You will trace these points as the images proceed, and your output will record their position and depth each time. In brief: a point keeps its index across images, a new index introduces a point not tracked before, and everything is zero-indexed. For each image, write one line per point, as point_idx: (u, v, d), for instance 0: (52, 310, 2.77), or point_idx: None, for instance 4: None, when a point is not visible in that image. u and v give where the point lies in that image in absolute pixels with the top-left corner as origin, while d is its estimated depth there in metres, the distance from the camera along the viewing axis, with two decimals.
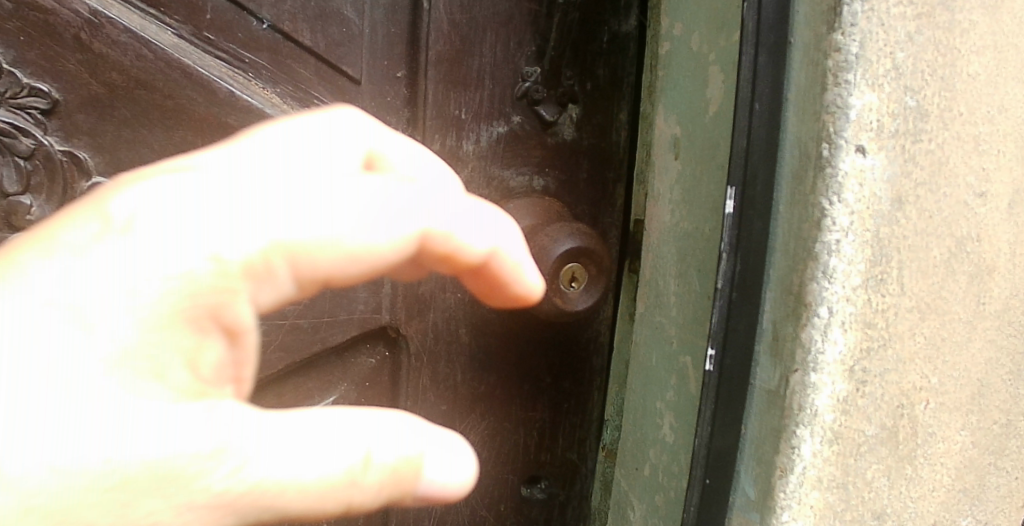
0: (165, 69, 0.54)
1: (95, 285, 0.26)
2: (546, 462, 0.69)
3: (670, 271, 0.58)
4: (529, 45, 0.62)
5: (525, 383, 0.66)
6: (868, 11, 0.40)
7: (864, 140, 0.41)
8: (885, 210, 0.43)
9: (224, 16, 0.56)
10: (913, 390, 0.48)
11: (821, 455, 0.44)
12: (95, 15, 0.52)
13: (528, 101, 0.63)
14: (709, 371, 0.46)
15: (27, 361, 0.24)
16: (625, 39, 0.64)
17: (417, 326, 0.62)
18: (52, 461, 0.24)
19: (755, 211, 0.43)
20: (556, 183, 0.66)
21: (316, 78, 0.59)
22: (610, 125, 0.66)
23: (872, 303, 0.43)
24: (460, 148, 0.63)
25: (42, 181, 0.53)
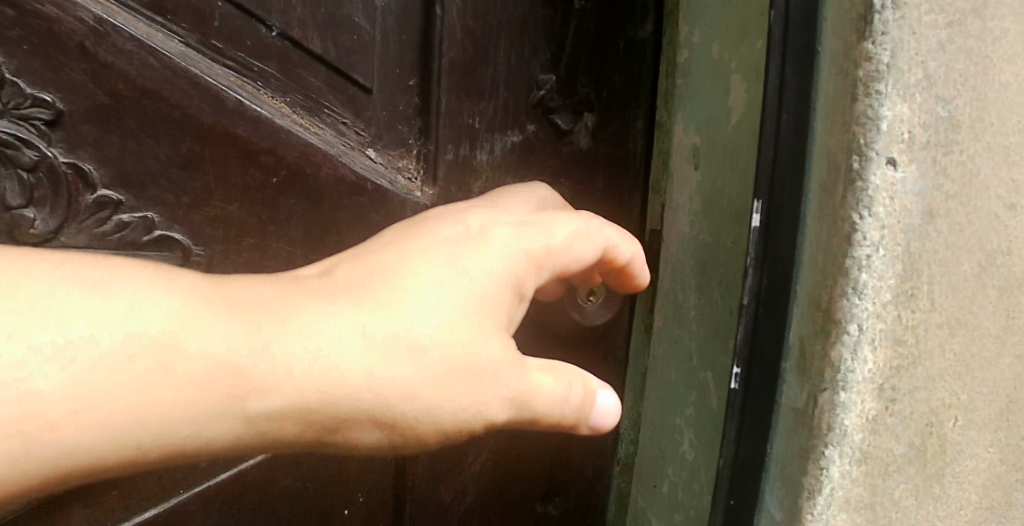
0: (171, 78, 0.53)
1: (447, 269, 0.41)
2: (561, 477, 0.68)
3: (689, 284, 0.58)
4: (543, 53, 0.62)
5: None
6: (899, 19, 0.40)
7: (894, 152, 0.40)
8: (915, 224, 0.42)
9: (233, 24, 0.55)
10: (943, 407, 0.46)
11: (849, 476, 0.44)
12: (100, 23, 0.51)
13: (543, 110, 0.64)
14: (734, 388, 0.47)
15: (405, 312, 0.38)
16: (642, 44, 0.64)
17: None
18: (410, 366, 0.38)
19: (782, 224, 0.44)
20: (572, 192, 0.65)
21: (327, 86, 0.59)
22: (626, 133, 0.65)
23: (901, 320, 0.43)
24: (474, 157, 0.63)
25: (45, 195, 0.51)
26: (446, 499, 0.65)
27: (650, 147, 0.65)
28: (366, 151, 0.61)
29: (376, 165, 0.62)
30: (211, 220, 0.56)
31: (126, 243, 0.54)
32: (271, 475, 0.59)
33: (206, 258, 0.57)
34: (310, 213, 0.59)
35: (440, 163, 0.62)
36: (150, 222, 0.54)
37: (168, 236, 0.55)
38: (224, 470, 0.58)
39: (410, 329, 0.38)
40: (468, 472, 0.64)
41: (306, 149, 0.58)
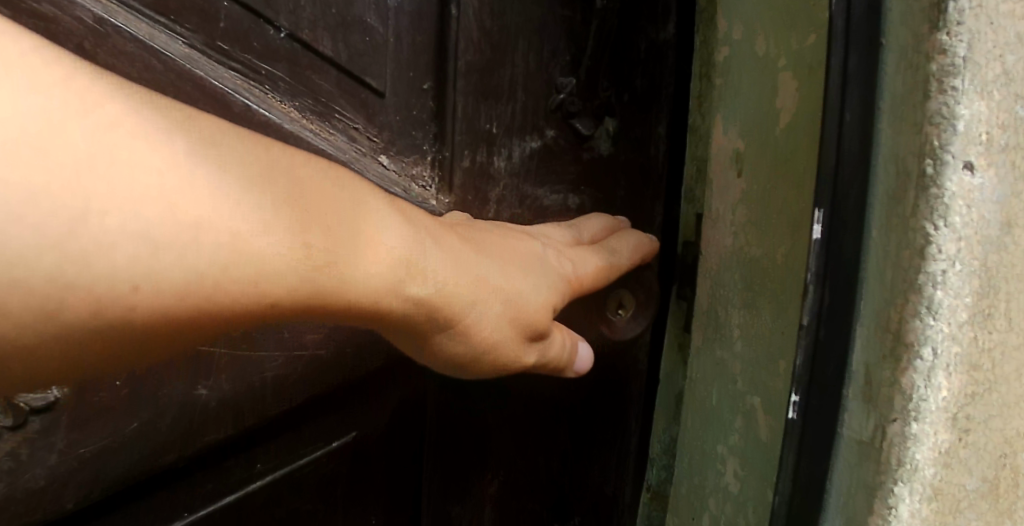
0: (176, 80, 0.52)
1: (529, 251, 0.53)
2: (580, 499, 0.70)
3: (734, 301, 0.55)
4: (563, 54, 0.61)
5: (557, 416, 0.68)
6: (977, 8, 0.37)
7: (972, 155, 0.38)
8: (994, 236, 0.40)
9: (239, 25, 0.54)
10: (1016, 437, 0.44)
11: (920, 515, 0.41)
12: (100, 24, 0.50)
13: (562, 114, 0.62)
14: (792, 419, 0.43)
15: (510, 267, 0.50)
16: (665, 47, 0.61)
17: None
18: (504, 307, 0.49)
19: (845, 233, 0.41)
20: (591, 200, 0.65)
21: (337, 90, 0.58)
22: (648, 138, 0.63)
23: (978, 342, 0.40)
24: (491, 164, 0.62)
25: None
26: (457, 515, 0.68)
27: (674, 155, 0.63)
28: (379, 157, 0.60)
29: (388, 173, 0.60)
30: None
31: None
32: (279, 495, 0.62)
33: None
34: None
35: (456, 170, 0.61)
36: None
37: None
38: (231, 492, 0.59)
39: (517, 278, 0.50)
40: (484, 490, 0.68)
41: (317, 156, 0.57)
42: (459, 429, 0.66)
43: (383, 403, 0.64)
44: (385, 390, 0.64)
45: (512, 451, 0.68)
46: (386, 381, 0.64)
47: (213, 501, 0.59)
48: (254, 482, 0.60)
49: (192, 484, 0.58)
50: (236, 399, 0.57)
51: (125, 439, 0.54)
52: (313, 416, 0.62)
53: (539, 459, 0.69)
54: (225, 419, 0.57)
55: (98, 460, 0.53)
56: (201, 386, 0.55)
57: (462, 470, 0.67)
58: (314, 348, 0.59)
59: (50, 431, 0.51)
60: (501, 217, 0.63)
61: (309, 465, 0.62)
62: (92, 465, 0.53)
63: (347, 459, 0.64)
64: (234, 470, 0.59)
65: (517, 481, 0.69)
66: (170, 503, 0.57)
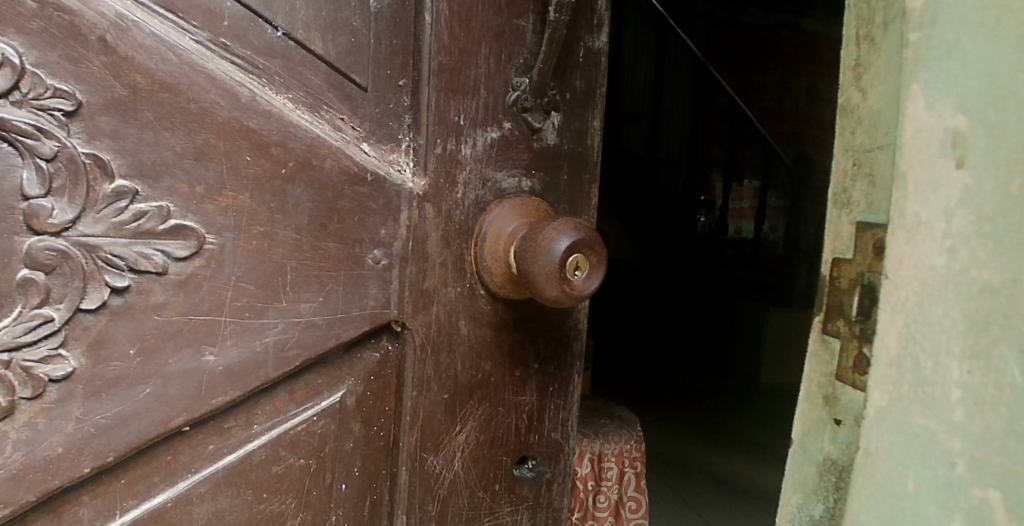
0: (191, 73, 0.45)
1: None
2: (535, 443, 0.65)
3: (956, 342, 0.40)
4: (515, 58, 0.57)
5: (516, 368, 0.62)
6: None
7: None
8: None
9: (240, 24, 0.48)
10: None
11: None
12: (121, 19, 0.43)
13: (519, 110, 0.58)
14: None
15: None
16: (597, 55, 0.61)
17: (423, 319, 0.56)
18: None
19: None
20: (542, 184, 0.60)
21: (327, 86, 0.51)
22: (586, 131, 0.62)
23: None
24: (459, 152, 0.56)
25: (66, 184, 0.42)
26: (435, 465, 0.60)
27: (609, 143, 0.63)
28: (360, 146, 0.53)
29: (369, 159, 0.53)
30: (223, 208, 0.47)
31: (140, 220, 0.44)
32: (277, 452, 0.54)
33: (221, 245, 0.47)
34: (316, 200, 0.51)
35: (429, 156, 0.55)
36: (166, 208, 0.45)
37: (181, 224, 0.46)
38: (231, 451, 0.53)
39: None
40: (455, 441, 0.60)
41: (314, 143, 0.50)
42: (437, 387, 0.58)
43: (364, 367, 0.58)
44: (367, 352, 0.58)
45: (481, 406, 0.61)
46: (368, 341, 0.58)
47: (215, 462, 0.52)
48: (252, 443, 0.53)
49: (193, 445, 0.51)
50: (242, 365, 0.50)
51: (139, 407, 0.46)
52: (298, 376, 0.55)
53: (503, 411, 0.62)
54: (233, 387, 0.50)
55: (113, 428, 0.46)
56: (208, 352, 0.48)
57: (437, 423, 0.59)
58: (311, 315, 0.52)
59: (67, 401, 0.44)
60: (467, 198, 0.56)
61: (301, 424, 0.55)
62: (110, 431, 0.46)
63: (335, 419, 0.57)
64: (233, 431, 0.53)
65: (484, 433, 0.61)
66: (172, 469, 0.51)
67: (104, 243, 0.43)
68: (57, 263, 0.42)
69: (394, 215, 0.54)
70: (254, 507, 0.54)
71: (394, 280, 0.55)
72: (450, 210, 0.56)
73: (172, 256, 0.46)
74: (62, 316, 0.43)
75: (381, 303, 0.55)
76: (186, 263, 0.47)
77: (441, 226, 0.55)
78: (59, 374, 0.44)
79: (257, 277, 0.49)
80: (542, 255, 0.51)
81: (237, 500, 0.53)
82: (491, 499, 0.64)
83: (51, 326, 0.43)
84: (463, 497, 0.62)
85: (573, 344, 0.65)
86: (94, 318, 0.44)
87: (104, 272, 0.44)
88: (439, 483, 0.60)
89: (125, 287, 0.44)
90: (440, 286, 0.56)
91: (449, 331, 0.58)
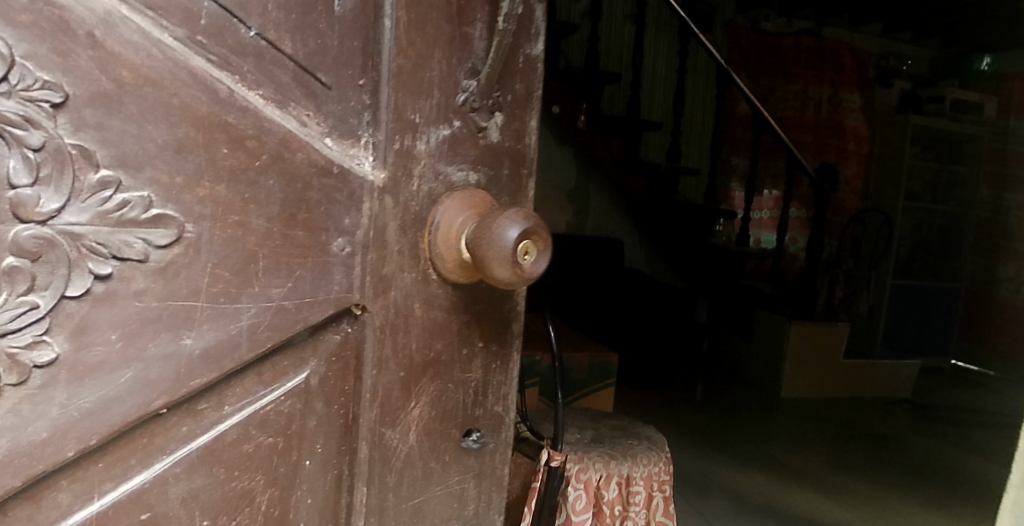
0: (172, 68, 0.59)
1: None
2: (479, 416, 0.81)
3: None
4: (465, 62, 0.72)
5: (463, 346, 0.78)
6: None
7: None
8: None
9: (217, 23, 0.61)
10: None
11: None
12: (109, 15, 0.56)
13: (467, 109, 0.74)
14: None
15: None
16: (534, 61, 0.78)
17: (381, 303, 0.72)
18: None
19: None
20: (485, 177, 0.76)
21: (292, 81, 0.65)
22: (524, 130, 0.78)
23: None
24: (414, 147, 0.71)
25: (52, 172, 0.55)
26: (393, 440, 0.76)
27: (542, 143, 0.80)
28: (323, 139, 0.67)
29: (334, 152, 0.68)
30: (200, 199, 0.61)
31: (121, 224, 0.57)
32: (248, 432, 0.69)
33: (197, 235, 0.61)
34: (286, 192, 0.65)
35: (389, 151, 0.70)
36: (146, 198, 0.58)
37: (161, 215, 0.59)
38: (205, 431, 0.67)
39: None
40: (410, 417, 0.76)
41: (286, 136, 0.64)
42: (395, 365, 0.74)
43: (324, 346, 0.72)
44: (328, 334, 0.72)
45: (433, 382, 0.77)
46: (330, 325, 0.72)
47: (190, 442, 0.66)
48: (223, 422, 0.67)
49: (168, 429, 0.65)
50: (218, 346, 0.63)
51: (121, 390, 0.59)
52: (265, 360, 0.69)
53: (453, 387, 0.78)
54: (208, 368, 0.63)
55: (103, 366, 0.59)
56: (187, 336, 0.62)
57: (394, 400, 0.75)
58: (280, 300, 0.66)
59: (97, 328, 0.58)
60: (421, 190, 0.72)
61: (269, 405, 0.70)
62: (91, 416, 0.59)
63: (300, 398, 0.71)
64: (205, 413, 0.66)
65: (435, 408, 0.78)
66: (148, 450, 0.64)
67: (87, 234, 0.56)
68: (41, 250, 0.55)
69: (357, 205, 0.69)
70: (223, 483, 0.68)
71: (354, 267, 0.70)
72: (406, 201, 0.71)
73: (152, 244, 0.59)
74: (47, 304, 0.56)
75: (344, 288, 0.69)
76: (166, 252, 0.60)
77: (398, 216, 0.71)
78: (43, 360, 0.56)
79: (232, 264, 0.63)
80: (494, 234, 0.66)
81: (210, 478, 0.67)
82: (442, 468, 0.80)
83: (37, 312, 0.56)
84: (417, 469, 0.78)
85: (513, 324, 0.81)
86: (76, 305, 0.57)
87: (86, 260, 0.56)
88: (387, 471, 0.76)
89: (107, 273, 0.57)
90: (398, 271, 0.72)
91: (406, 313, 0.73)
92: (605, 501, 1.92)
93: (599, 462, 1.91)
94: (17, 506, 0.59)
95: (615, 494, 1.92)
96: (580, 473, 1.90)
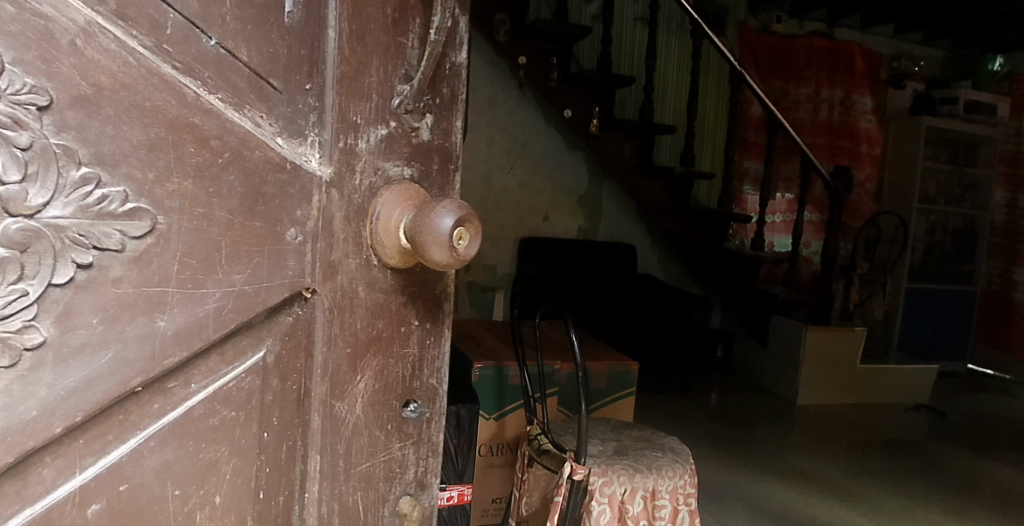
0: (145, 75, 0.62)
1: None
2: (417, 388, 0.83)
3: None
4: (398, 68, 0.75)
5: (401, 324, 0.80)
6: None
7: None
8: None
9: (182, 33, 0.64)
10: None
11: None
12: (90, 25, 0.59)
13: (401, 111, 0.76)
14: None
15: None
16: (459, 67, 0.80)
17: (330, 286, 0.74)
18: None
19: None
20: (419, 172, 0.79)
21: (249, 86, 0.68)
22: (450, 129, 0.81)
23: None
24: (356, 146, 0.73)
25: (40, 169, 0.58)
26: (342, 411, 0.77)
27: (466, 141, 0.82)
28: (275, 139, 0.70)
29: (281, 150, 0.70)
30: (167, 193, 0.64)
31: (98, 216, 0.61)
32: (212, 408, 0.71)
33: (167, 224, 0.64)
34: (245, 187, 0.68)
35: (334, 148, 0.72)
36: (123, 192, 0.61)
37: (134, 209, 0.62)
38: (175, 408, 0.68)
39: None
40: (356, 390, 0.78)
41: (244, 134, 0.67)
42: (342, 342, 0.76)
43: (279, 328, 0.73)
44: (283, 316, 0.73)
45: (377, 358, 0.79)
46: (284, 308, 0.73)
47: (161, 418, 0.68)
48: (191, 399, 0.69)
49: (140, 404, 0.67)
50: (186, 328, 0.66)
51: (102, 370, 0.62)
52: (230, 339, 0.71)
53: (393, 361, 0.80)
54: (178, 345, 0.66)
55: (80, 350, 0.61)
56: (160, 319, 0.65)
57: (341, 375, 0.77)
58: (241, 285, 0.68)
59: (75, 315, 0.61)
60: (363, 185, 0.74)
61: (232, 381, 0.71)
62: (76, 394, 0.62)
63: (259, 375, 0.73)
64: (174, 390, 0.68)
65: (377, 381, 0.79)
66: (124, 427, 0.66)
67: (69, 226, 0.59)
68: (29, 240, 0.58)
69: (306, 197, 0.71)
70: (194, 456, 0.70)
71: (307, 251, 0.72)
72: (350, 194, 0.74)
73: (125, 233, 0.62)
74: (35, 291, 0.59)
75: (297, 272, 0.72)
76: (140, 242, 0.63)
77: (344, 207, 0.73)
78: (32, 343, 0.60)
79: (197, 253, 0.66)
80: (427, 224, 0.69)
81: (180, 450, 0.69)
82: (385, 437, 0.81)
83: (25, 300, 0.59)
84: (363, 437, 0.80)
85: (443, 303, 0.83)
86: (61, 292, 0.60)
87: (68, 251, 0.60)
88: (339, 439, 0.78)
89: (88, 261, 0.61)
90: (345, 258, 0.74)
91: (351, 294, 0.76)
92: (630, 515, 2.01)
93: (622, 475, 2.00)
94: (5, 481, 0.61)
95: (641, 508, 2.01)
96: (606, 488, 1.99)
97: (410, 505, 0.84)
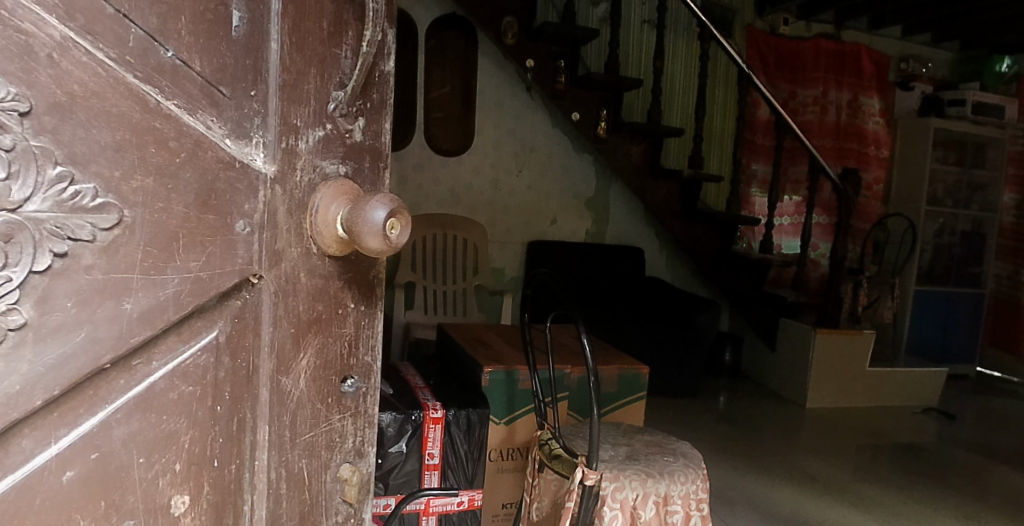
0: (113, 85, 0.65)
1: None
2: (354, 364, 0.87)
3: None
4: (333, 77, 0.79)
5: (341, 307, 0.84)
6: None
7: None
8: None
9: (142, 45, 0.67)
10: None
11: None
12: (65, 40, 0.63)
13: (337, 114, 0.80)
14: None
15: None
16: (388, 75, 0.85)
17: (276, 272, 0.78)
18: None
19: None
20: (354, 170, 0.83)
21: (201, 93, 0.71)
22: (381, 130, 0.86)
23: None
24: (297, 146, 0.77)
25: (22, 168, 0.61)
26: (288, 385, 0.81)
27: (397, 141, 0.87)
28: (224, 139, 0.73)
29: (230, 149, 0.73)
30: (131, 188, 0.67)
31: (62, 207, 0.64)
32: (172, 383, 0.74)
33: (134, 217, 0.67)
34: (199, 182, 0.71)
35: (277, 148, 0.76)
36: (94, 189, 0.65)
37: (105, 204, 0.66)
38: (139, 384, 0.71)
39: None
40: (299, 366, 0.82)
41: (199, 137, 0.71)
42: (286, 323, 0.80)
43: (229, 310, 0.76)
44: (231, 300, 0.76)
45: (318, 336, 0.83)
46: (232, 292, 0.76)
47: (127, 393, 0.71)
48: (154, 375, 0.72)
49: (106, 380, 0.69)
50: (150, 310, 0.69)
51: (77, 348, 0.66)
52: (183, 324, 0.73)
53: (331, 340, 0.84)
54: (142, 325, 0.69)
55: (71, 325, 0.65)
56: (126, 302, 0.68)
57: (287, 353, 0.81)
58: (196, 272, 0.72)
59: (51, 298, 0.64)
60: (303, 181, 0.78)
61: (190, 359, 0.74)
62: (55, 370, 0.65)
63: (213, 353, 0.76)
64: (138, 368, 0.71)
65: (317, 360, 0.83)
66: (94, 401, 0.69)
67: (48, 218, 0.63)
68: (9, 232, 0.61)
69: (251, 190, 0.75)
70: (157, 427, 0.73)
71: (252, 243, 0.76)
72: (292, 190, 0.78)
73: (95, 226, 0.65)
74: (18, 277, 0.62)
75: (246, 260, 0.75)
76: (108, 233, 0.66)
77: (286, 202, 0.77)
78: (15, 325, 0.63)
79: (158, 242, 0.69)
80: (361, 216, 0.74)
81: (144, 420, 0.72)
82: (325, 411, 0.85)
83: (9, 285, 0.62)
84: (307, 408, 0.84)
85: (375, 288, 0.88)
86: (41, 278, 0.64)
87: (47, 240, 0.63)
88: (285, 411, 0.82)
89: (63, 250, 0.64)
90: (289, 246, 0.78)
91: (295, 278, 0.79)
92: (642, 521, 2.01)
93: (635, 480, 2.01)
94: None
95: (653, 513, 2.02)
96: (618, 493, 2.00)
97: (349, 472, 0.89)
